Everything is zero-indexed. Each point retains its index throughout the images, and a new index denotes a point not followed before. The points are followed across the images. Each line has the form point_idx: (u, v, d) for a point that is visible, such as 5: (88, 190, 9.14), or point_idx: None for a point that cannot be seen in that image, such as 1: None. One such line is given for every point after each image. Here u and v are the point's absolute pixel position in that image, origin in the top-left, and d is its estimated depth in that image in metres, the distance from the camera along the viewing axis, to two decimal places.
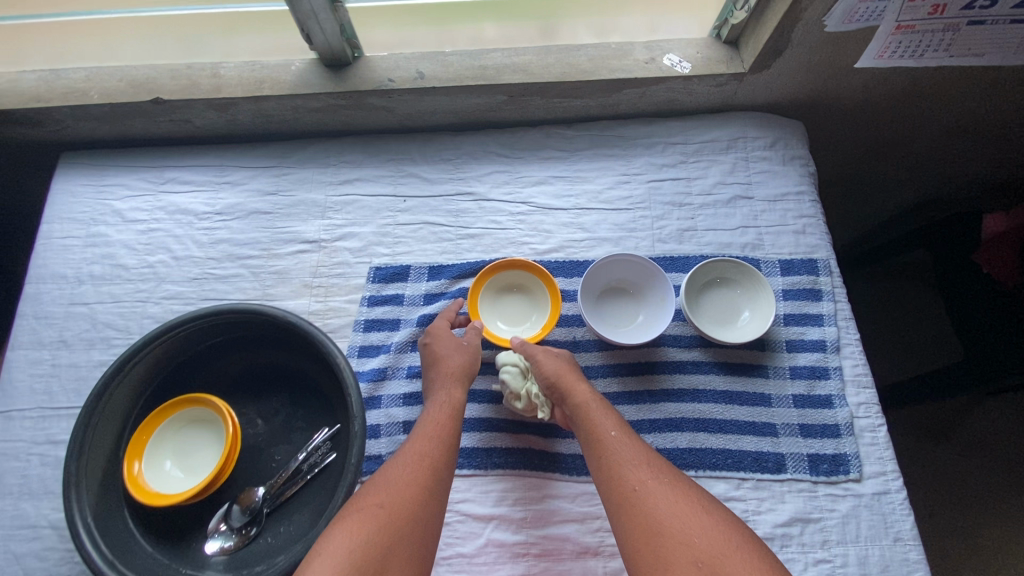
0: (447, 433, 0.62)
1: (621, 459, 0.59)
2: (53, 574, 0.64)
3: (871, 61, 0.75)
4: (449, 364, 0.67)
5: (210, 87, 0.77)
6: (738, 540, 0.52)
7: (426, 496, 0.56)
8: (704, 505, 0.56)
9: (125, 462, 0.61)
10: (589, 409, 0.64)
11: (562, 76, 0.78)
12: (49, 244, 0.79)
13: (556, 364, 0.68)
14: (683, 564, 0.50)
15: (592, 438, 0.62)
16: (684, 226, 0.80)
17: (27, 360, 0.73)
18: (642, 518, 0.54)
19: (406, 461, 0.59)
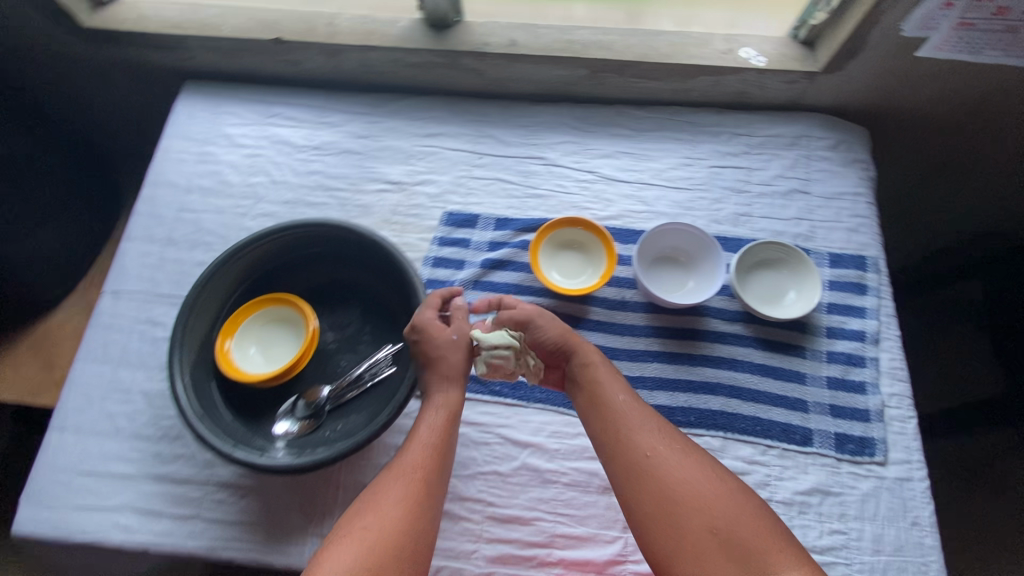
0: (444, 443, 0.64)
1: (631, 428, 0.62)
2: (144, 432, 0.73)
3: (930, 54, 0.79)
4: (450, 368, 0.67)
5: (326, 33, 0.87)
6: (746, 501, 0.57)
7: (418, 509, 0.59)
8: (711, 468, 0.59)
9: (219, 338, 0.70)
10: (596, 375, 0.67)
11: (644, 57, 0.84)
12: (166, 155, 0.89)
13: (563, 331, 0.71)
14: (702, 536, 0.54)
15: (600, 403, 0.65)
16: (740, 211, 0.84)
17: (137, 251, 0.83)
18: (656, 488, 0.58)
19: (397, 477, 0.60)
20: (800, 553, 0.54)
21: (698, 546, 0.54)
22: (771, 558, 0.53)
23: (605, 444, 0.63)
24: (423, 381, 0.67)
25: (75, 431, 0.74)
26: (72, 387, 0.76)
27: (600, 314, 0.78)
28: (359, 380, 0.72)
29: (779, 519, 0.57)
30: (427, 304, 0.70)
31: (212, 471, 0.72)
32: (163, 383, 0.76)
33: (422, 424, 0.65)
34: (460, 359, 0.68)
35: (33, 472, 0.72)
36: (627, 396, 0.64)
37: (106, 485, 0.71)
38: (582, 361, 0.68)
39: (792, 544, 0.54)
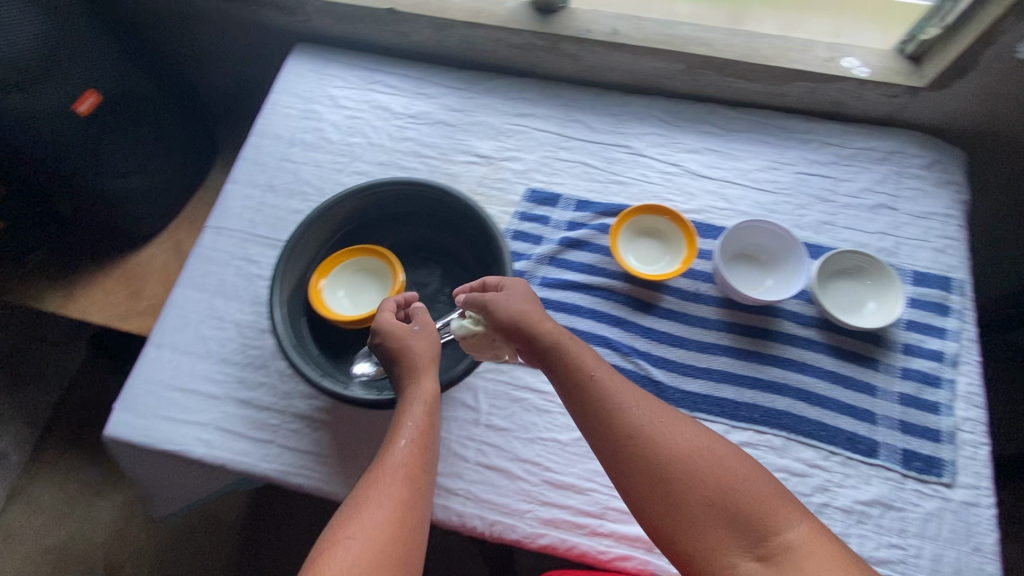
0: (427, 437, 0.62)
1: (615, 407, 0.59)
2: (232, 358, 0.79)
3: None
4: (413, 361, 0.66)
5: (437, 8, 0.92)
6: (734, 462, 0.56)
7: (410, 509, 0.57)
8: (697, 434, 0.58)
9: (314, 276, 0.75)
10: (573, 349, 0.64)
11: (745, 57, 0.86)
12: (274, 108, 0.95)
13: (527, 305, 0.68)
14: (700, 509, 0.54)
15: (582, 383, 0.62)
16: (824, 219, 0.84)
17: (240, 193, 0.89)
18: (649, 468, 0.56)
19: (382, 478, 0.58)
20: (796, 505, 0.54)
21: (698, 521, 0.53)
22: (771, 518, 0.53)
23: (589, 424, 0.60)
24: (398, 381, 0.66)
25: (170, 349, 0.79)
26: (171, 309, 0.82)
27: (673, 302, 0.79)
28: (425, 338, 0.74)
29: (773, 475, 0.57)
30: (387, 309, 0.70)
31: (290, 402, 0.76)
32: (253, 315, 0.81)
33: (405, 421, 0.62)
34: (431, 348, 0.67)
35: (130, 381, 0.78)
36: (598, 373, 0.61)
37: (194, 401, 0.76)
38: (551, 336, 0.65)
39: (789, 500, 0.55)
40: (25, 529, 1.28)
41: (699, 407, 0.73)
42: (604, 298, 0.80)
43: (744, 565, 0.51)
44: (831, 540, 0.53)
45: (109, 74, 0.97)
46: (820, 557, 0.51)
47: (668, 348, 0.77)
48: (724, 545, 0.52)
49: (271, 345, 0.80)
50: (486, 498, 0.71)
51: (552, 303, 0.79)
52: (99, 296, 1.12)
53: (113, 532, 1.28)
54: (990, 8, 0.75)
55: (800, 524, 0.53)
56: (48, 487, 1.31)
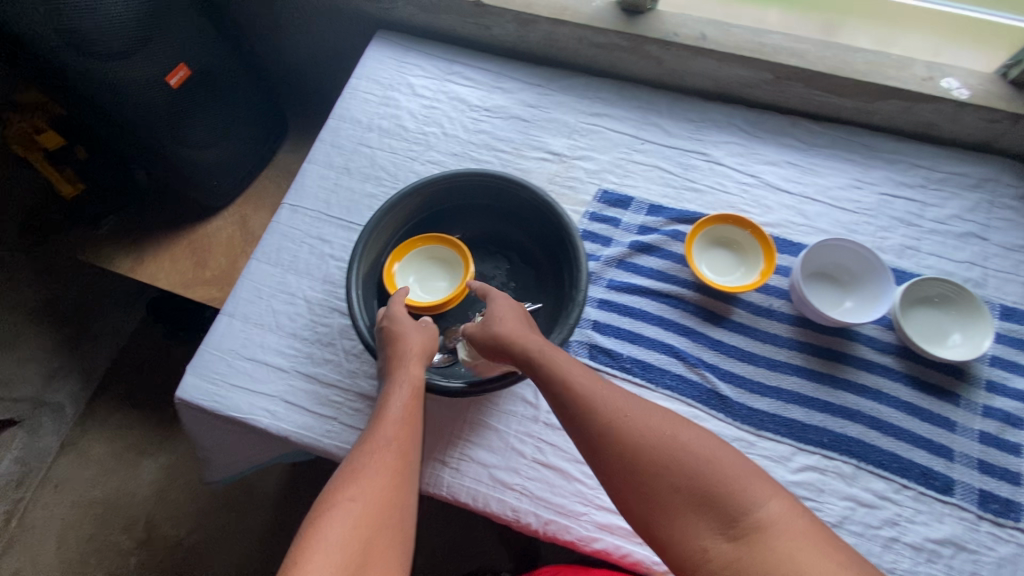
0: (415, 417, 0.64)
1: (582, 401, 0.57)
2: (300, 333, 0.80)
3: None
4: (404, 349, 0.67)
5: (523, 3, 0.92)
6: (698, 442, 0.53)
7: (401, 481, 0.59)
8: (661, 418, 0.55)
9: (389, 260, 0.77)
10: (547, 353, 0.61)
11: (836, 71, 0.83)
12: (353, 93, 0.97)
13: (510, 318, 0.67)
14: (669, 496, 0.50)
15: (552, 384, 0.59)
16: (907, 244, 0.81)
17: (317, 173, 0.91)
18: (619, 462, 0.53)
19: (373, 450, 0.60)
20: (771, 480, 0.51)
21: (670, 509, 0.50)
22: (741, 496, 0.49)
23: (564, 425, 0.58)
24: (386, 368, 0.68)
25: (242, 319, 0.81)
26: (245, 282, 0.84)
27: (744, 316, 0.77)
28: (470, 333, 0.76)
29: (743, 456, 0.53)
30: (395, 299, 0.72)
31: (354, 381, 0.78)
32: (323, 294, 0.83)
33: (393, 402, 0.64)
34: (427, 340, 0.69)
35: (202, 347, 0.80)
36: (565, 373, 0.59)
37: (262, 372, 0.78)
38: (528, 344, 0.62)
39: (764, 476, 0.51)
40: (72, 481, 1.31)
41: (765, 425, 0.72)
42: (673, 306, 0.79)
43: (718, 550, 0.47)
44: (807, 518, 0.48)
45: (198, 48, 1.00)
46: (801, 537, 0.46)
47: (736, 363, 0.75)
48: (698, 532, 0.49)
49: (339, 325, 0.81)
50: (541, 496, 0.70)
51: (619, 307, 0.79)
52: (166, 262, 1.16)
53: (155, 492, 1.31)
54: None
55: (774, 500, 0.49)
56: (97, 443, 1.35)
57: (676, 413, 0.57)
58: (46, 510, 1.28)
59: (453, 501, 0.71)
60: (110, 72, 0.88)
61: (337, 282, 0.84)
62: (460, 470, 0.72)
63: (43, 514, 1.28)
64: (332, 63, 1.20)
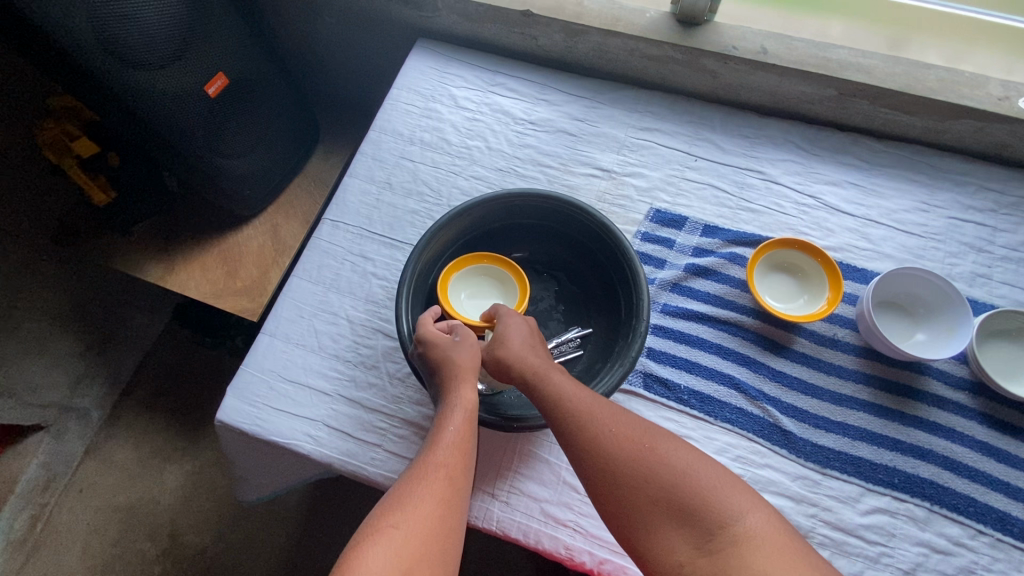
0: (469, 443, 0.61)
1: (568, 412, 0.57)
2: (343, 355, 0.78)
3: None
4: (453, 368, 0.64)
5: (573, 13, 0.89)
6: (677, 453, 0.54)
7: (448, 510, 0.56)
8: (642, 428, 0.56)
9: (449, 269, 0.76)
10: (541, 375, 0.60)
11: (905, 87, 0.80)
12: (395, 104, 0.94)
13: (519, 339, 0.64)
14: (648, 508, 0.51)
15: (546, 401, 0.59)
16: (978, 271, 0.77)
17: (358, 188, 0.88)
18: (601, 474, 0.54)
19: (423, 475, 0.57)
20: (752, 495, 0.51)
21: (646, 519, 0.51)
22: (717, 509, 0.49)
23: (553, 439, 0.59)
24: (439, 388, 0.64)
25: (284, 339, 0.79)
26: (286, 300, 0.82)
27: (807, 346, 0.74)
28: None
29: (726, 469, 0.54)
30: (424, 321, 0.68)
31: (399, 406, 0.75)
32: (366, 314, 0.81)
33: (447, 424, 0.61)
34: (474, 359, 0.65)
35: (242, 367, 0.78)
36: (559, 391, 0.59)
37: (303, 395, 0.76)
38: (532, 371, 0.61)
39: (746, 489, 0.52)
40: (97, 487, 1.29)
41: (831, 463, 0.68)
42: (731, 333, 0.75)
43: (693, 562, 0.48)
44: (787, 532, 0.49)
45: (242, 57, 0.98)
46: (777, 551, 0.47)
47: (798, 396, 0.72)
48: (672, 542, 0.50)
49: (383, 346, 0.79)
50: (595, 533, 0.68)
51: (675, 333, 0.76)
52: (197, 271, 1.14)
53: (179, 499, 1.29)
54: None
55: (754, 515, 0.49)
56: (122, 448, 1.33)
57: (655, 425, 0.57)
58: (72, 514, 1.26)
59: (502, 535, 0.69)
60: (151, 84, 0.86)
61: (380, 302, 0.81)
62: (510, 504, 0.69)
63: (67, 518, 1.26)
64: (372, 71, 1.18)
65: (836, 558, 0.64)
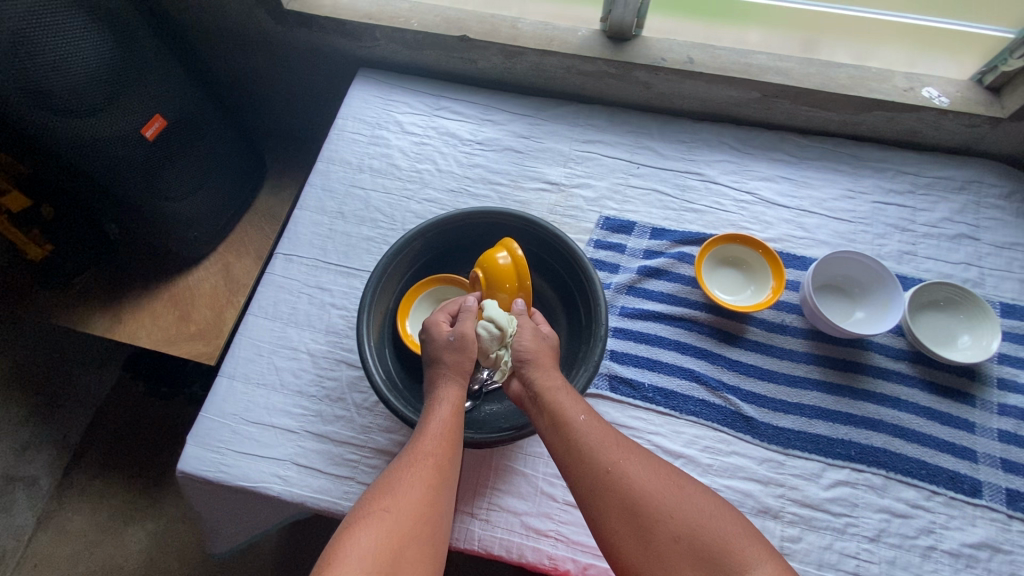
0: (454, 434, 0.61)
1: (590, 439, 0.58)
2: (306, 389, 0.77)
3: None
4: (460, 360, 0.65)
5: (508, 35, 0.92)
6: (702, 497, 0.54)
7: (435, 495, 0.56)
8: (667, 469, 0.57)
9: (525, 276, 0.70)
10: (552, 391, 0.62)
11: (821, 86, 0.86)
12: (341, 134, 0.94)
13: (536, 341, 0.68)
14: (669, 544, 0.51)
15: (557, 417, 0.61)
16: (904, 249, 0.83)
17: (310, 220, 0.88)
18: (622, 504, 0.54)
19: (411, 463, 0.58)
20: (773, 552, 0.51)
21: (666, 556, 0.50)
22: (737, 554, 0.49)
23: (569, 467, 0.58)
24: (433, 375, 0.66)
25: (243, 380, 0.77)
26: (243, 339, 0.80)
27: (758, 334, 0.78)
28: (481, 380, 0.74)
29: (752, 524, 0.54)
30: (443, 308, 0.70)
31: (369, 436, 0.74)
32: (328, 345, 0.80)
33: (436, 416, 0.62)
34: (471, 360, 0.66)
35: (202, 414, 0.75)
36: (587, 416, 0.60)
37: (269, 436, 0.74)
38: (543, 381, 0.64)
39: (770, 550, 0.51)
40: (52, 559, 1.21)
41: (793, 443, 0.71)
42: (687, 328, 0.78)
43: None
44: None
45: (178, 96, 0.96)
46: None
47: (756, 382, 0.75)
48: None
49: (348, 376, 0.78)
50: (577, 540, 0.68)
51: (634, 334, 0.78)
52: (147, 319, 1.10)
53: (145, 561, 1.21)
54: None
55: (770, 564, 0.49)
56: (77, 514, 1.25)
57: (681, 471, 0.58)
58: None
59: (484, 553, 0.68)
60: (82, 133, 0.83)
61: (341, 332, 0.80)
62: (490, 521, 0.69)
63: None
64: (317, 105, 1.18)
65: (807, 533, 0.67)
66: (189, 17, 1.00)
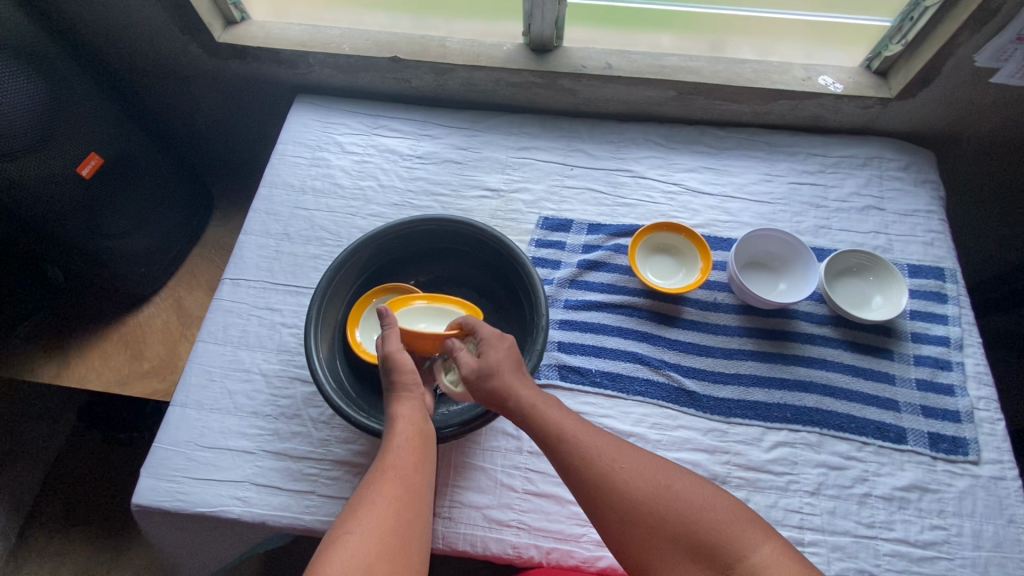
0: (417, 445, 0.62)
1: (577, 452, 0.59)
2: (261, 410, 0.77)
3: (1006, 79, 0.86)
4: (405, 379, 0.67)
5: (438, 54, 0.96)
6: (692, 491, 0.57)
7: (403, 507, 0.57)
8: (658, 467, 0.59)
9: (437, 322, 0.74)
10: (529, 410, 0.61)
11: (729, 81, 0.93)
12: (282, 159, 0.96)
13: (475, 379, 0.63)
14: (670, 546, 0.53)
15: (541, 433, 0.61)
16: (819, 224, 0.89)
17: (255, 244, 0.89)
18: (620, 513, 0.56)
19: (376, 479, 0.59)
20: (766, 530, 0.54)
21: (669, 557, 0.53)
22: (732, 541, 0.52)
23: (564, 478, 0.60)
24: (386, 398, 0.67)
25: (196, 407, 0.77)
26: (194, 366, 0.80)
27: (694, 313, 0.82)
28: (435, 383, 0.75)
29: (747, 505, 0.57)
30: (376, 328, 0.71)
31: (328, 449, 0.75)
32: (280, 364, 0.80)
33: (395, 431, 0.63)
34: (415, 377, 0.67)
35: (155, 445, 0.75)
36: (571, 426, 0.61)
37: (225, 459, 0.74)
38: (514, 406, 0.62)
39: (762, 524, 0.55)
40: None
41: (734, 412, 0.75)
42: (628, 313, 0.82)
43: None
44: (795, 559, 0.51)
45: (114, 135, 0.96)
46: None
47: (694, 357, 0.79)
48: None
49: (303, 393, 0.78)
50: (538, 526, 0.70)
51: (578, 324, 0.81)
52: (96, 361, 1.07)
53: None
54: (945, 25, 0.83)
55: (767, 546, 0.52)
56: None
57: (669, 462, 0.60)
58: None
59: (450, 551, 0.70)
60: (8, 175, 0.82)
61: (292, 350, 0.81)
62: (453, 518, 0.71)
63: None
64: (261, 135, 1.20)
65: (753, 495, 0.71)
66: (121, 57, 1.01)
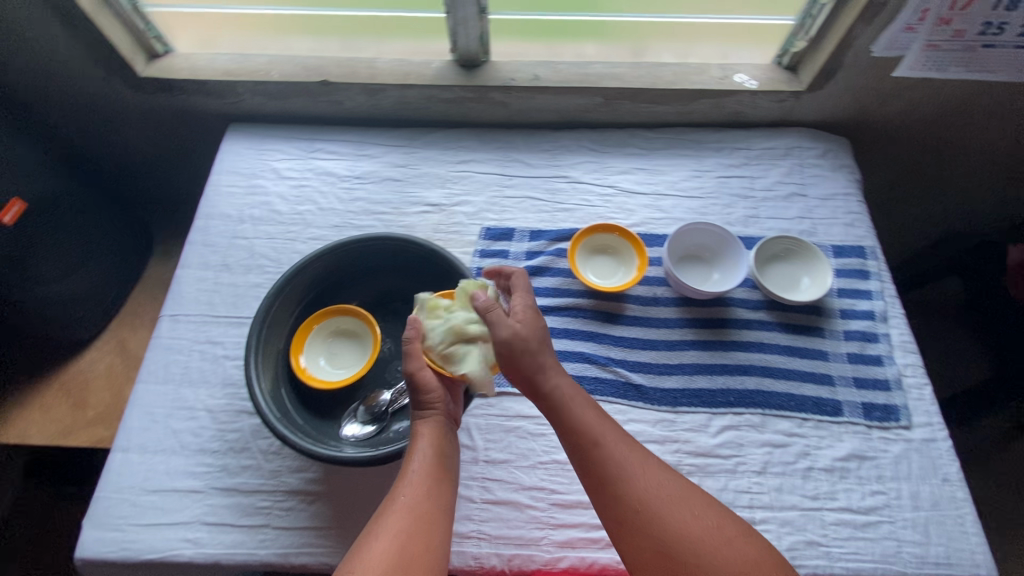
0: (434, 476, 0.61)
1: (618, 473, 0.59)
2: (208, 447, 0.75)
3: (906, 72, 0.92)
4: (433, 398, 0.63)
5: (367, 75, 0.97)
6: (743, 541, 0.56)
7: (415, 541, 0.56)
8: (706, 507, 0.58)
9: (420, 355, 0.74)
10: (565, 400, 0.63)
11: (652, 84, 0.97)
12: (217, 190, 0.95)
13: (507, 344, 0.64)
14: None
15: (580, 440, 0.62)
16: (748, 214, 0.94)
17: (194, 278, 0.87)
18: (655, 545, 0.55)
19: (389, 510, 0.58)
20: None
21: None
22: None
23: (595, 491, 0.60)
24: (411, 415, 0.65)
25: (139, 450, 0.75)
26: (135, 408, 0.78)
27: (636, 309, 0.85)
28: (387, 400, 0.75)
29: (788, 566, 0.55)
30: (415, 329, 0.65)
31: (279, 479, 0.73)
32: (226, 398, 0.79)
33: (414, 457, 0.62)
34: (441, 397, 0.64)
35: (97, 494, 0.72)
36: (612, 442, 0.61)
37: (173, 501, 0.71)
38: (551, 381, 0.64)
39: None
40: None
41: (680, 401, 0.78)
42: (573, 314, 0.84)
43: None
44: None
45: (37, 181, 0.93)
46: None
47: (640, 352, 0.81)
48: None
49: (251, 425, 0.77)
50: (499, 534, 0.70)
51: None
52: (36, 414, 1.02)
53: None
54: (840, 21, 0.89)
55: None
56: None
57: (721, 504, 0.59)
58: None
59: None
60: None
61: (238, 382, 0.80)
62: None
63: None
64: (198, 167, 1.19)
65: (704, 480, 0.73)
66: (38, 99, 0.98)
